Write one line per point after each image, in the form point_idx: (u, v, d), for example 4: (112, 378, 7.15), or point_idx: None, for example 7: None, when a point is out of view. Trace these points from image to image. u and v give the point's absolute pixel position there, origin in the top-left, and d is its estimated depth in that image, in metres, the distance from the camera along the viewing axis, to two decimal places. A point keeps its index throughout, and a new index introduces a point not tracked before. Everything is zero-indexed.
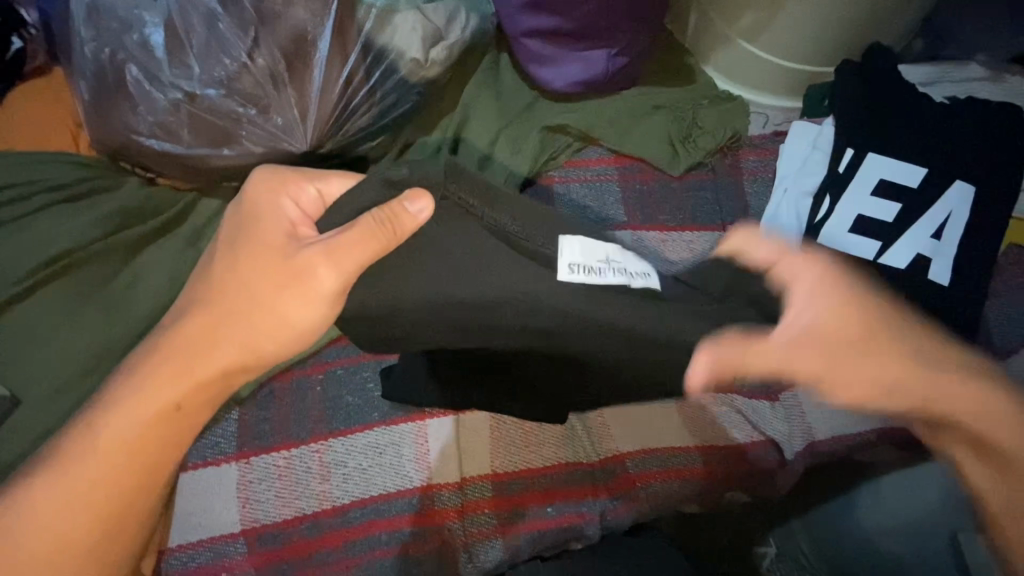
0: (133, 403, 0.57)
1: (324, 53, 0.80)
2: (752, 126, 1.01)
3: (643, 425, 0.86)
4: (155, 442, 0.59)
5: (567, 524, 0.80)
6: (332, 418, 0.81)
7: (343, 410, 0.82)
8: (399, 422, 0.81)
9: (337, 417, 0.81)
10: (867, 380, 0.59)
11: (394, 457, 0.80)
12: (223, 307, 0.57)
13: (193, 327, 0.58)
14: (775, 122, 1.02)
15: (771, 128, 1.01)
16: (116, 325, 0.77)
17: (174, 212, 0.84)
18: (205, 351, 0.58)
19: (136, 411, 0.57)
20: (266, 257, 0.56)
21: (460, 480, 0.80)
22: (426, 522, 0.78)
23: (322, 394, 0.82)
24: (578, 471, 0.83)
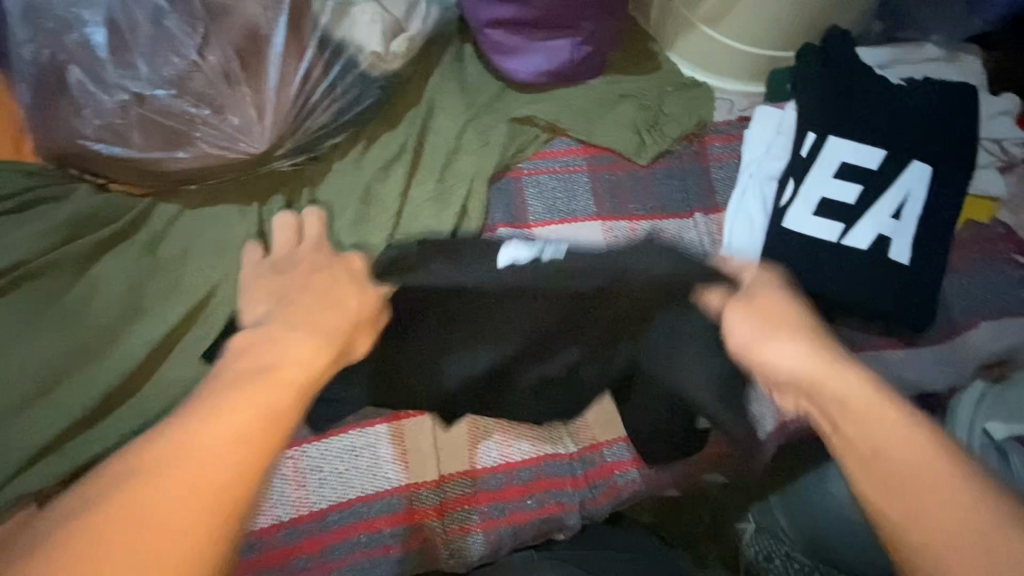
0: (242, 393, 0.46)
1: (280, 48, 0.77)
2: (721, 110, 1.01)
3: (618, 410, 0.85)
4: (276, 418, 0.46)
5: (548, 515, 0.81)
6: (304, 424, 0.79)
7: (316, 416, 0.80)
8: (376, 423, 0.81)
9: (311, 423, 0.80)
10: (773, 345, 0.56)
11: (370, 458, 0.79)
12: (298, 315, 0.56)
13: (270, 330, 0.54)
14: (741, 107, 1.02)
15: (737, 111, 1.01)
16: (74, 340, 0.74)
17: (127, 215, 0.81)
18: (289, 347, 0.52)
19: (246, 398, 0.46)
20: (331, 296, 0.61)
21: (438, 478, 0.80)
22: (405, 522, 0.78)
23: None
24: (558, 462, 0.83)
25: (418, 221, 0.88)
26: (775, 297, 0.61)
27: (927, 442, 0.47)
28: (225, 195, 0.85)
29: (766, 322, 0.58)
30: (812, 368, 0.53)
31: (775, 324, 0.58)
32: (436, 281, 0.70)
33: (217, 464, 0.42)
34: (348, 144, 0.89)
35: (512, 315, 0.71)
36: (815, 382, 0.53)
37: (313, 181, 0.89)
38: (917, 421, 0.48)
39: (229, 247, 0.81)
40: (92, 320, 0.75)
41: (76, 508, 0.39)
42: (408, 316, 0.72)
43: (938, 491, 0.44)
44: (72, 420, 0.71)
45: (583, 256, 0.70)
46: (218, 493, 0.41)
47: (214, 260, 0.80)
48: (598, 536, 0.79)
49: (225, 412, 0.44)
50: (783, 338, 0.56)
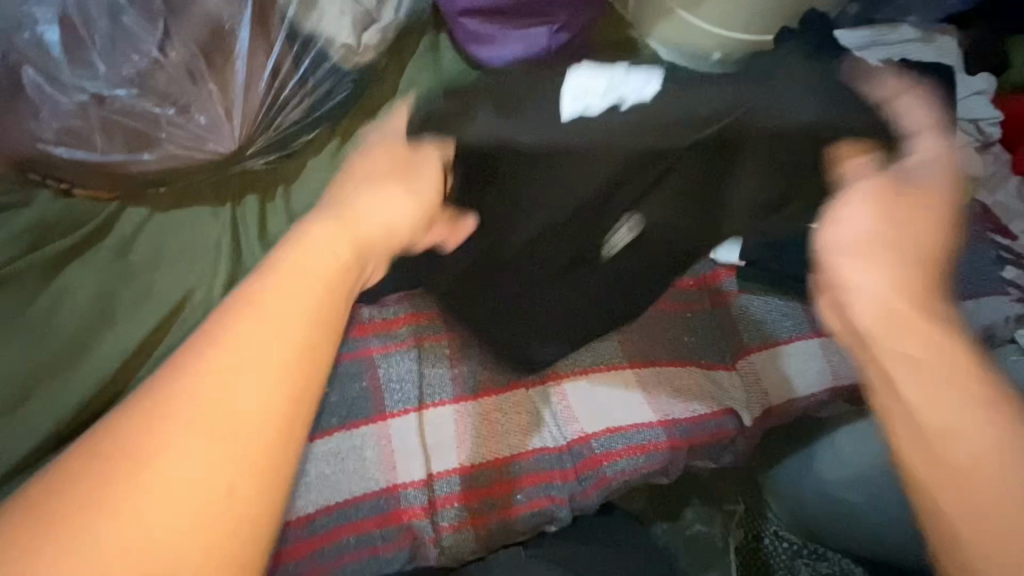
0: (221, 380, 0.37)
1: (245, 43, 0.77)
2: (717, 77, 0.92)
3: (608, 402, 0.85)
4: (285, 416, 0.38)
5: (538, 509, 0.80)
6: None
7: None
8: (361, 424, 0.81)
9: None
10: (879, 258, 0.50)
11: (357, 460, 0.79)
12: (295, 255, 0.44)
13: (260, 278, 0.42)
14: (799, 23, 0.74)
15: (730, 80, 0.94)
16: (42, 352, 0.71)
17: (93, 225, 0.76)
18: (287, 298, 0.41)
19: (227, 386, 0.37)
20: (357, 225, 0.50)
21: (427, 477, 0.79)
22: (394, 522, 0.77)
23: None
24: (548, 455, 0.82)
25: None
26: (921, 219, 0.53)
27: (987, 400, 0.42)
28: (196, 197, 0.80)
29: (889, 211, 0.53)
30: (897, 298, 0.48)
31: (903, 232, 0.52)
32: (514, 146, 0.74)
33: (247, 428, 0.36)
34: (324, 139, 0.83)
35: (586, 155, 0.73)
36: (874, 339, 0.47)
37: (287, 179, 0.82)
38: (989, 386, 0.43)
39: (202, 250, 0.78)
40: (60, 330, 0.72)
41: (44, 504, 0.33)
42: (478, 178, 0.73)
43: (980, 443, 0.41)
44: (40, 441, 0.68)
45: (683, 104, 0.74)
46: (255, 469, 0.36)
47: (187, 265, 0.77)
48: (589, 527, 0.82)
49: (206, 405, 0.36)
50: (883, 247, 0.51)
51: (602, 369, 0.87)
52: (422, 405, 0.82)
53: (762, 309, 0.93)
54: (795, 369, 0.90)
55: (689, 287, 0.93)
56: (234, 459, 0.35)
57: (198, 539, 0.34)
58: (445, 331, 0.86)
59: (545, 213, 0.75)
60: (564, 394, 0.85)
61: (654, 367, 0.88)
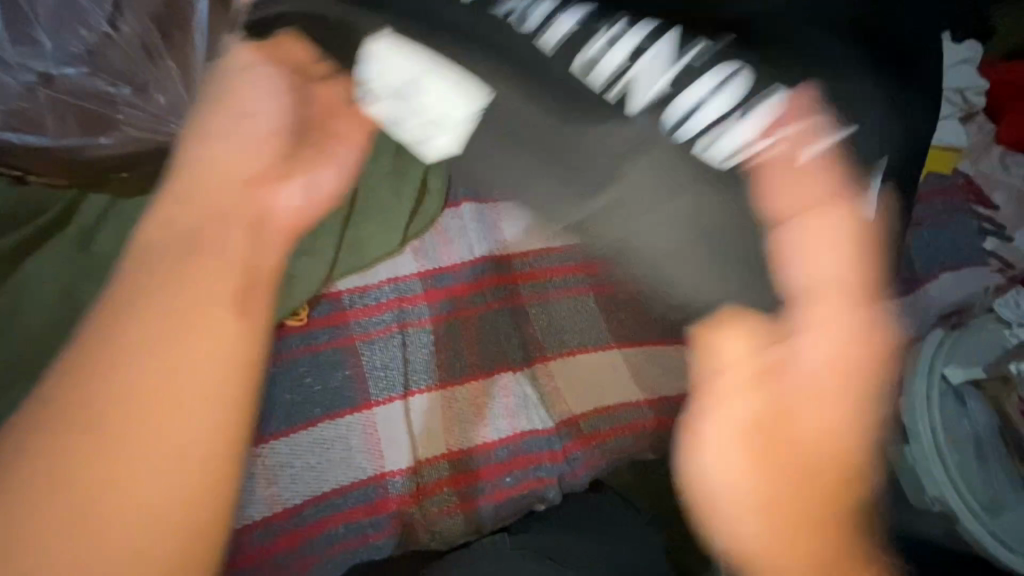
0: (121, 368, 0.50)
1: (204, 13, 0.71)
2: (594, 54, 0.61)
3: (596, 383, 0.85)
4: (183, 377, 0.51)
5: (527, 490, 0.81)
6: (270, 418, 0.77)
7: (282, 410, 0.78)
8: (299, 429, 0.78)
9: (277, 417, 0.78)
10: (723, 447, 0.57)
11: (344, 448, 0.78)
12: (176, 243, 0.56)
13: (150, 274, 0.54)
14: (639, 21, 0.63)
15: (638, 57, 0.61)
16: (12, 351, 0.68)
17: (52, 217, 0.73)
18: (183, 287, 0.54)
19: (127, 372, 0.50)
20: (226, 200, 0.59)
21: (414, 464, 0.79)
22: (381, 511, 0.77)
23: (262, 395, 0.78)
24: (536, 438, 0.82)
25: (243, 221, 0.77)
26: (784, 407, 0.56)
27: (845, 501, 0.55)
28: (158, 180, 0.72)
29: (765, 396, 0.56)
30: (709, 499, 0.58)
31: (782, 396, 0.56)
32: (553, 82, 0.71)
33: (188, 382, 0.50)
34: None
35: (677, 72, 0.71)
36: (720, 502, 0.57)
37: None
38: (825, 539, 0.55)
39: None
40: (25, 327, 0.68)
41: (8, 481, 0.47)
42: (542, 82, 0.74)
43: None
44: None
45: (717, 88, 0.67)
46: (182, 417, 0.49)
47: None
48: (578, 508, 0.82)
49: (110, 389, 0.49)
50: (746, 403, 0.57)
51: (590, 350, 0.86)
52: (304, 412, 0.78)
53: None
54: None
55: None
56: (146, 420, 0.49)
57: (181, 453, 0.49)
58: (430, 316, 0.83)
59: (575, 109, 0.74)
60: (552, 377, 0.84)
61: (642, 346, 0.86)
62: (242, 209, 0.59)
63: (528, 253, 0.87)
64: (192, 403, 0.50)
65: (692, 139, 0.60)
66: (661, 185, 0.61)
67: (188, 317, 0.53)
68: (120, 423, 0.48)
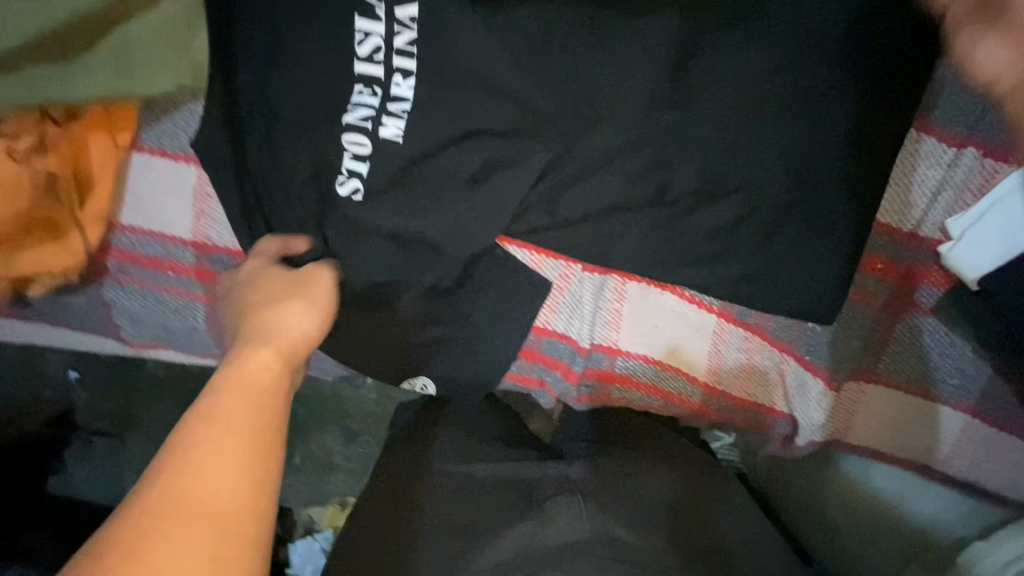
0: (193, 471, 0.41)
1: None
2: (352, 109, 0.59)
3: (662, 330, 0.68)
4: (245, 471, 0.42)
5: (529, 383, 0.72)
6: (298, 159, 0.60)
7: (310, 155, 0.60)
8: (176, 160, 0.62)
9: (303, 160, 0.60)
10: None
11: (362, 241, 0.62)
12: (222, 385, 0.47)
13: (245, 409, 0.46)
14: (428, 81, 0.59)
15: (376, 122, 0.59)
16: None
17: None
18: (240, 410, 0.45)
19: (201, 494, 0.40)
20: (274, 349, 0.52)
21: (433, 297, 0.65)
22: (381, 320, 0.65)
23: (293, 114, 0.59)
24: (565, 345, 0.70)
25: (94, 62, 0.56)
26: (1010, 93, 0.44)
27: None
28: None
29: None
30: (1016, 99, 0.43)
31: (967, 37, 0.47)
32: (669, 51, 0.58)
33: (216, 484, 0.41)
34: None
35: (715, 118, 0.58)
36: None
37: None
38: None
39: None
40: None
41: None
42: (517, 127, 0.60)
43: None
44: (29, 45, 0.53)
45: (640, 133, 0.59)
46: (214, 507, 0.40)
47: None
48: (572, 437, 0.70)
49: (196, 472, 0.41)
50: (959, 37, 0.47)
51: (683, 296, 0.67)
52: (127, 147, 0.61)
53: (932, 346, 0.66)
54: (901, 427, 0.69)
55: (873, 271, 0.64)
56: (220, 512, 0.40)
57: (198, 546, 0.38)
58: (555, 276, 0.67)
59: (560, 193, 0.62)
60: (623, 298, 0.67)
61: (746, 331, 0.67)
62: (282, 366, 0.51)
63: (665, 298, 0.67)
64: (263, 474, 0.44)
65: (347, 200, 0.61)
66: (447, 194, 0.61)
67: (254, 430, 0.45)
68: (207, 487, 0.40)
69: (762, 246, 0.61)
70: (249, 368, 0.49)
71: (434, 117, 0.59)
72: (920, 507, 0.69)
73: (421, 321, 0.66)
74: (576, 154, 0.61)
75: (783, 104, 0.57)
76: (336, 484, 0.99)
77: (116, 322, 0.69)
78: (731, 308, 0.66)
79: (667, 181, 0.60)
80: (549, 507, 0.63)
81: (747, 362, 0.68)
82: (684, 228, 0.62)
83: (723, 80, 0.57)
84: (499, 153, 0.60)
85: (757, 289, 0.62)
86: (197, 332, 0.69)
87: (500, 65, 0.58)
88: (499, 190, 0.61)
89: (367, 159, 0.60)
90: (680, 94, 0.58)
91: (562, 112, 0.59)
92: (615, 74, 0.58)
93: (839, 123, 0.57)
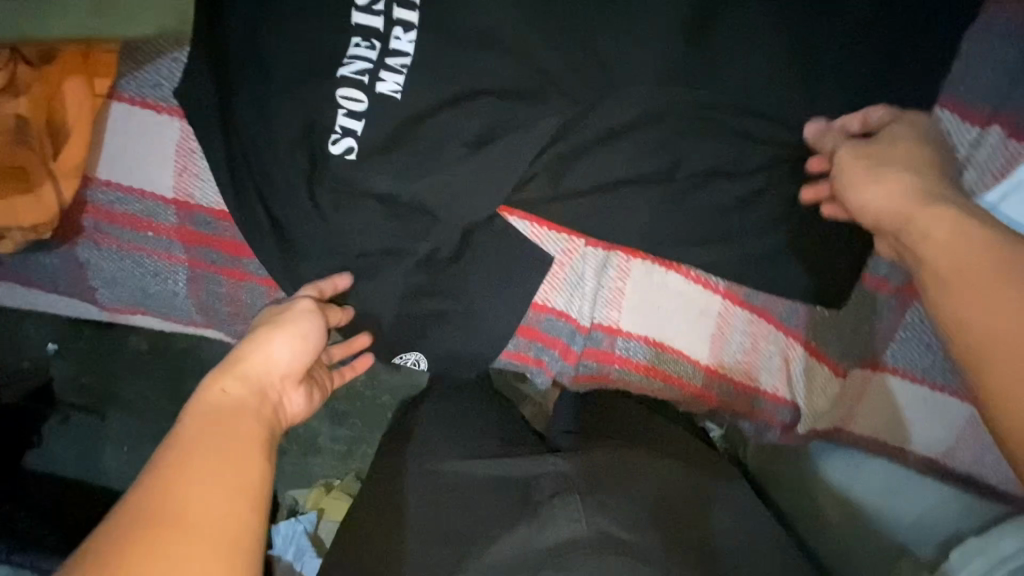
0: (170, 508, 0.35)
1: None
2: (348, 62, 0.55)
3: (665, 311, 0.66)
4: (227, 497, 0.37)
5: (525, 361, 0.70)
6: (289, 114, 0.56)
7: (302, 110, 0.56)
8: (159, 112, 0.58)
9: (294, 115, 0.56)
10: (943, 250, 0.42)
11: (354, 206, 0.59)
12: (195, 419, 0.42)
13: (221, 439, 0.41)
14: (430, 35, 0.55)
15: (374, 76, 0.56)
16: None
17: None
18: (214, 441, 0.40)
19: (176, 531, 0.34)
20: (250, 376, 0.48)
21: (427, 269, 0.62)
22: (373, 291, 0.62)
23: (284, 66, 0.56)
24: (564, 323, 0.67)
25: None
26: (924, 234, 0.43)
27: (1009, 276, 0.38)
28: None
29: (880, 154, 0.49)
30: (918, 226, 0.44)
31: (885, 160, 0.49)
32: (683, 18, 0.55)
33: (189, 518, 0.35)
34: None
35: (730, 89, 0.55)
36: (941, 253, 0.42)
37: None
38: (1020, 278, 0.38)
39: None
40: None
41: None
42: (522, 90, 0.57)
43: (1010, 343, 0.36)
44: None
45: (650, 102, 0.56)
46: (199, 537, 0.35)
47: None
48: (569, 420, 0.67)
49: (174, 505, 0.35)
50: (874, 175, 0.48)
51: (689, 276, 0.64)
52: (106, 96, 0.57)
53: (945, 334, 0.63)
54: (908, 418, 0.67)
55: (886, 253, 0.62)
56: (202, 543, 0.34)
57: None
58: (557, 250, 0.64)
59: (564, 165, 0.59)
60: (626, 276, 0.65)
61: (752, 315, 0.65)
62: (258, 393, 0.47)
63: (669, 278, 0.64)
64: (249, 497, 0.39)
65: (340, 159, 0.57)
66: (446, 158, 0.58)
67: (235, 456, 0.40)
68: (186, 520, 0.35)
69: (774, 226, 0.58)
70: (220, 397, 0.45)
71: (436, 75, 0.56)
72: (900, 503, 0.66)
73: (415, 293, 0.63)
74: (582, 121, 0.57)
75: (802, 75, 0.55)
76: (323, 466, 0.96)
77: (91, 284, 0.65)
78: (737, 290, 0.64)
79: (676, 154, 0.58)
80: (547, 511, 0.52)
81: (752, 347, 0.66)
82: (693, 206, 0.59)
83: (740, 49, 0.55)
84: (502, 116, 0.57)
85: (768, 270, 0.60)
86: (178, 297, 0.65)
87: (506, 23, 0.55)
88: (501, 156, 0.58)
89: (363, 118, 0.56)
90: (694, 63, 0.55)
91: (569, 77, 0.56)
92: (626, 39, 0.55)
93: (859, 96, 0.55)
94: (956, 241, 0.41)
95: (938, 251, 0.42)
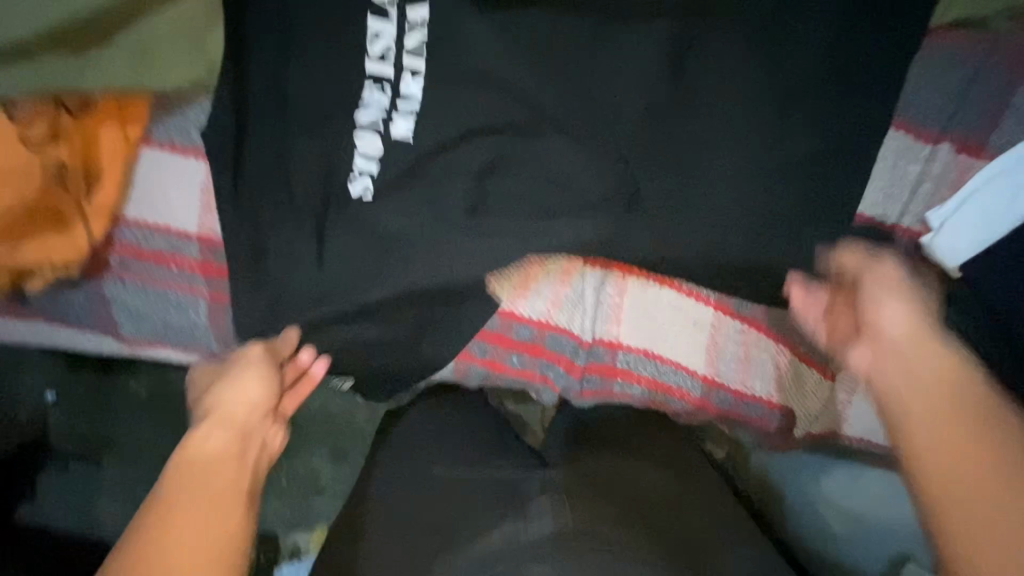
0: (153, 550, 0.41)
1: None
2: (363, 106, 0.61)
3: (662, 322, 0.70)
4: (203, 535, 0.43)
5: (531, 377, 0.73)
6: (306, 154, 0.61)
7: (319, 151, 0.61)
8: (186, 155, 0.63)
9: (311, 155, 0.61)
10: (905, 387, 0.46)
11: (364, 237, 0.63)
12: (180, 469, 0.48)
13: (202, 485, 0.47)
14: (436, 80, 0.61)
15: (386, 118, 0.61)
16: None
17: None
18: (195, 489, 0.46)
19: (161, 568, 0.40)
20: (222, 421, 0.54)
21: (430, 295, 0.65)
22: (380, 318, 0.65)
23: (303, 112, 0.61)
24: (568, 339, 0.71)
25: (110, 56, 0.57)
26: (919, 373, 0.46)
27: (969, 439, 0.41)
28: None
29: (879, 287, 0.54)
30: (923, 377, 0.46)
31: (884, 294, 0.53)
32: (659, 61, 0.62)
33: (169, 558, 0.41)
34: None
35: (705, 122, 0.62)
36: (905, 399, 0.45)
37: None
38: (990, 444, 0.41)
39: None
40: None
41: None
42: (517, 129, 0.62)
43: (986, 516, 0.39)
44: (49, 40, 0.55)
45: (634, 135, 0.62)
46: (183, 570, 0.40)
47: None
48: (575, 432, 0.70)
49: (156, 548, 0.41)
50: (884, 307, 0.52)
51: (682, 290, 0.69)
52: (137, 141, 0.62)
53: None
54: None
55: None
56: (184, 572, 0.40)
57: None
58: (558, 273, 0.69)
59: (556, 194, 0.63)
60: (623, 292, 0.69)
61: (742, 324, 0.69)
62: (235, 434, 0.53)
63: (664, 292, 0.69)
64: (224, 532, 0.44)
65: (354, 193, 0.62)
66: (449, 191, 0.63)
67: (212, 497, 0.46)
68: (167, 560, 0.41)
69: (756, 240, 0.62)
70: (198, 447, 0.51)
71: (440, 115, 0.61)
72: (886, 516, 0.73)
73: (421, 317, 0.66)
74: (572, 154, 0.62)
75: (768, 106, 0.61)
76: (321, 507, 0.95)
77: (112, 318, 0.68)
78: (727, 301, 0.69)
79: (659, 183, 0.62)
80: (535, 504, 0.55)
81: (744, 354, 0.70)
82: (678, 228, 0.62)
83: (711, 86, 0.61)
84: (499, 151, 0.62)
85: (752, 281, 0.64)
86: (196, 329, 0.68)
87: (502, 70, 0.61)
88: (499, 186, 0.63)
89: (375, 156, 0.62)
90: (671, 99, 0.62)
91: (559, 116, 0.62)
92: (608, 81, 0.62)
93: (822, 122, 0.61)
94: (943, 381, 0.45)
95: (909, 405, 0.45)
